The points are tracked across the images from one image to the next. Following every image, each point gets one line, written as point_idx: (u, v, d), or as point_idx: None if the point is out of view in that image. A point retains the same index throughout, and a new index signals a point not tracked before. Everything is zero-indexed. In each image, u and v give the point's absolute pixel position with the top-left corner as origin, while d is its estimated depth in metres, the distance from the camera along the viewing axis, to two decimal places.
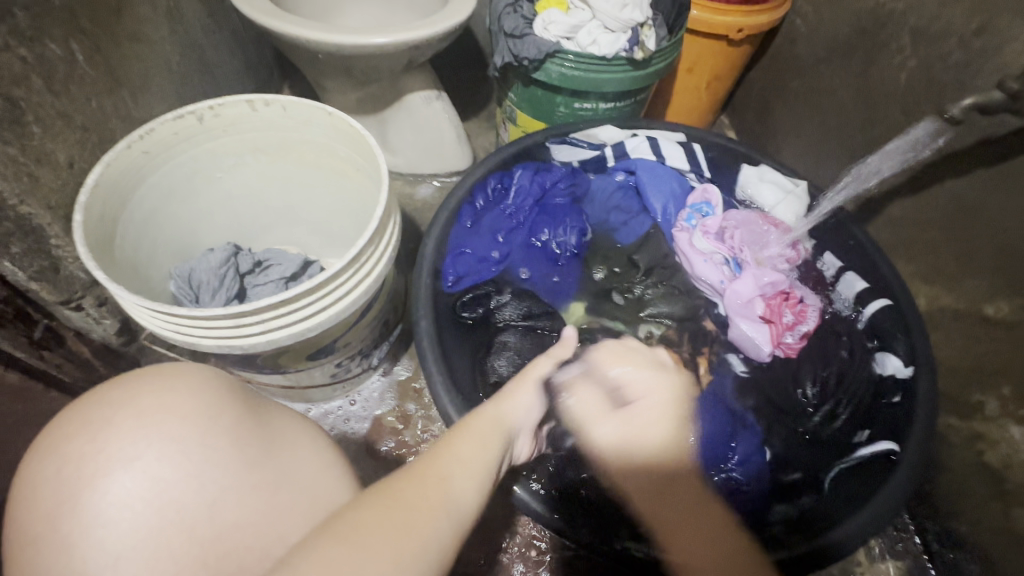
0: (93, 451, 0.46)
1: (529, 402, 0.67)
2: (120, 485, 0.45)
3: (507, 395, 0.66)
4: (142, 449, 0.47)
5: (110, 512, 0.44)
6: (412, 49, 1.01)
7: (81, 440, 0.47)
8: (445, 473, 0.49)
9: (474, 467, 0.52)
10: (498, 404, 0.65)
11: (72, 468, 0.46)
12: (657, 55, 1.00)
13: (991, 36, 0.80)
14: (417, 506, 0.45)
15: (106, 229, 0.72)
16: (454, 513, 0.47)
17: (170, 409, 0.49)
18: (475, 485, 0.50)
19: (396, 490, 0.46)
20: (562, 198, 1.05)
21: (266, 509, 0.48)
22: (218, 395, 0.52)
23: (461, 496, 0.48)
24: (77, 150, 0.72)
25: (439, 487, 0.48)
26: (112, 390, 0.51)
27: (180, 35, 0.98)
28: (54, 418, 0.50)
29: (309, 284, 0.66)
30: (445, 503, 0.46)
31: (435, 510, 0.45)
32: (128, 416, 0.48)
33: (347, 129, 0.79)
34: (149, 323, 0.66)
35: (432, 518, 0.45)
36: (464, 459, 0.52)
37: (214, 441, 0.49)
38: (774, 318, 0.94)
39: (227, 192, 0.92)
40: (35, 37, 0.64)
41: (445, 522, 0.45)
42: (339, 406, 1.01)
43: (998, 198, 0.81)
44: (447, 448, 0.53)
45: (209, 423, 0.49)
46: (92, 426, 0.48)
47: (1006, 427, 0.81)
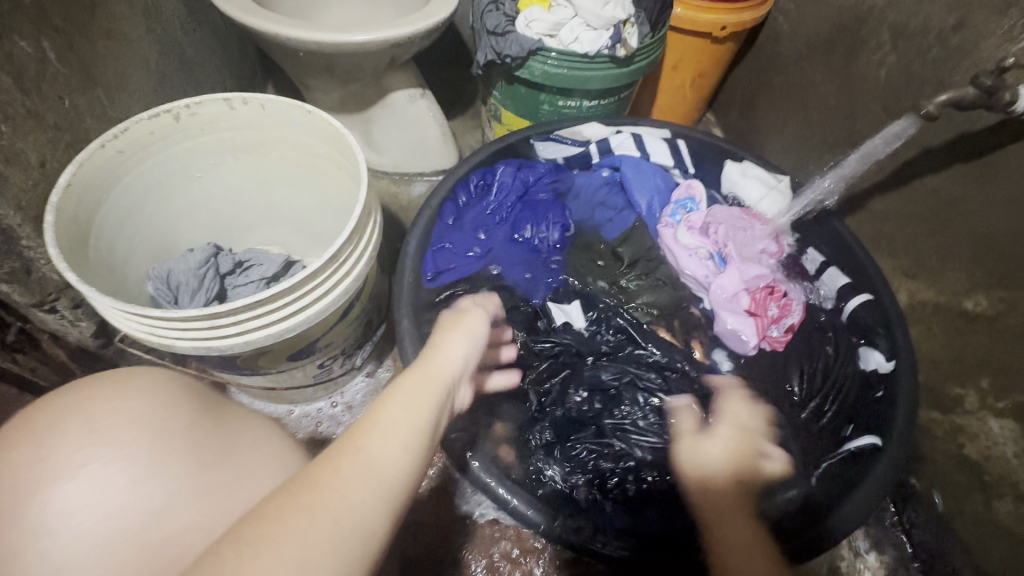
0: (35, 459, 0.45)
1: (464, 345, 0.62)
2: (66, 492, 0.44)
3: (434, 357, 0.58)
4: (88, 455, 0.45)
5: (57, 521, 0.43)
6: (394, 47, 1.00)
7: (24, 450, 0.46)
8: (362, 442, 0.43)
9: (403, 428, 0.46)
10: (427, 357, 0.57)
11: (14, 479, 0.44)
12: (638, 54, 1.00)
13: (968, 32, 0.81)
14: (327, 485, 0.39)
15: (80, 230, 0.71)
16: (376, 477, 0.41)
17: (120, 415, 0.48)
18: (403, 449, 0.44)
19: (305, 473, 0.40)
20: (546, 193, 1.05)
21: (217, 506, 0.46)
22: (171, 397, 0.51)
23: (385, 464, 0.42)
24: (48, 149, 0.70)
25: (355, 455, 0.42)
26: (62, 397, 0.50)
27: (157, 32, 0.96)
28: (0, 432, 0.49)
29: (287, 284, 0.66)
30: (364, 468, 0.41)
31: (351, 477, 0.40)
32: (75, 424, 0.47)
33: (326, 127, 0.78)
34: (123, 325, 0.65)
35: (348, 489, 0.39)
36: (388, 425, 0.45)
37: (167, 445, 0.48)
38: (758, 312, 0.94)
39: (206, 192, 0.91)
40: (2, 34, 0.63)
41: (365, 487, 0.40)
42: (321, 407, 1.00)
43: (976, 193, 0.82)
44: (367, 415, 0.46)
45: (164, 426, 0.49)
46: (37, 434, 0.47)
47: (985, 420, 0.82)
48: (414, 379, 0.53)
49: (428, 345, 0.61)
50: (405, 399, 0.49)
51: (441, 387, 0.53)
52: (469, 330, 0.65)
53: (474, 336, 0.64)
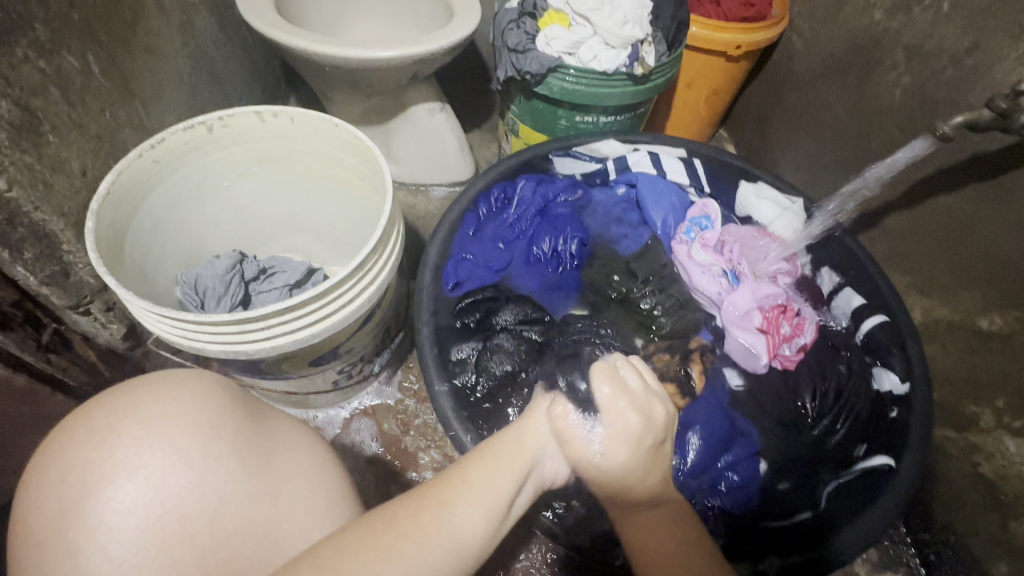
0: (97, 458, 0.46)
1: (558, 445, 0.53)
2: (125, 491, 0.45)
3: (529, 421, 0.54)
4: (146, 457, 0.47)
5: (116, 519, 0.44)
6: (417, 62, 1.04)
7: (86, 447, 0.47)
8: (447, 497, 0.44)
9: (488, 493, 0.46)
10: (522, 427, 0.53)
11: (78, 475, 0.46)
12: (655, 71, 1.02)
13: (982, 55, 0.82)
14: (409, 533, 0.41)
15: (116, 235, 0.73)
16: (454, 544, 0.42)
17: (174, 417, 0.49)
18: (482, 512, 0.45)
19: (392, 513, 0.43)
20: (563, 209, 1.08)
21: (264, 515, 0.48)
22: (222, 401, 0.52)
23: (467, 531, 0.43)
24: (90, 158, 0.73)
25: (438, 513, 0.43)
26: (116, 397, 0.50)
27: (191, 47, 1.00)
28: (54, 431, 0.50)
29: (315, 291, 0.68)
30: (444, 529, 0.42)
31: (429, 536, 0.41)
32: (132, 424, 0.48)
33: (353, 141, 0.81)
34: (155, 327, 0.67)
35: (424, 544, 0.41)
36: (477, 489, 0.46)
37: (217, 450, 0.49)
38: (770, 330, 0.95)
39: (233, 200, 0.94)
40: (53, 49, 0.66)
41: (440, 551, 0.41)
42: (332, 412, 1.02)
43: (990, 212, 0.83)
44: (456, 473, 0.47)
45: (213, 432, 0.49)
46: (98, 433, 0.48)
47: (1001, 439, 0.82)
48: (509, 447, 0.51)
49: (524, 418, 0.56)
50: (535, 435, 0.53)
51: (526, 463, 0.51)
52: (568, 437, 0.52)
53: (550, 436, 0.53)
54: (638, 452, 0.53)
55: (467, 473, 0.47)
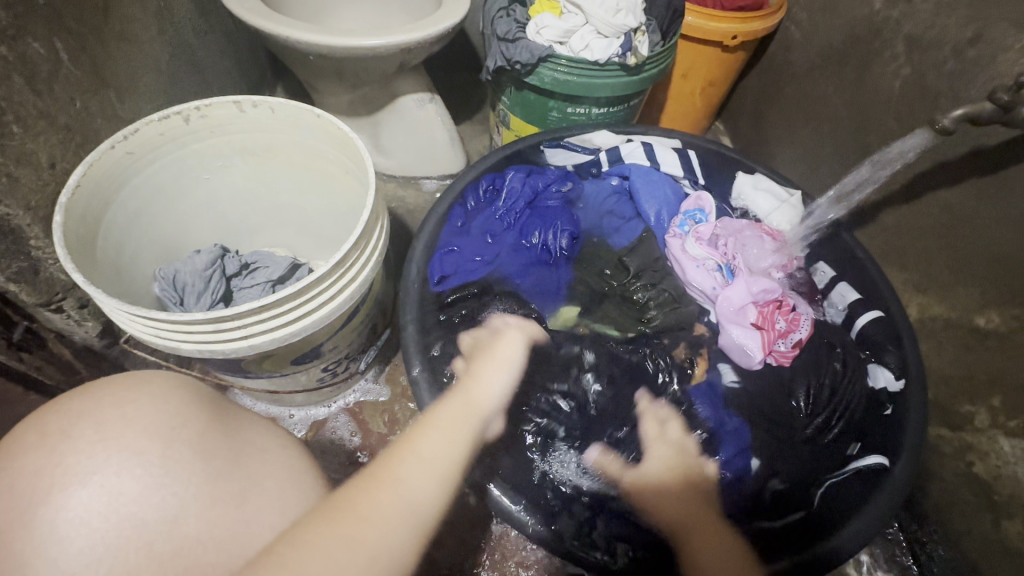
0: (48, 465, 0.44)
1: (501, 381, 0.65)
2: (78, 499, 0.43)
3: (472, 382, 0.62)
4: (102, 462, 0.44)
5: (68, 528, 0.42)
6: (405, 51, 1.00)
7: (37, 453, 0.45)
8: (398, 474, 0.46)
9: (435, 460, 0.49)
10: (465, 391, 0.60)
11: (28, 483, 0.44)
12: (650, 61, 0.99)
13: (984, 46, 0.80)
14: (369, 518, 0.42)
15: (88, 229, 0.71)
16: (410, 511, 0.44)
17: (132, 420, 0.47)
18: (436, 480, 0.47)
19: (350, 497, 0.43)
20: (555, 199, 1.05)
21: (230, 521, 0.46)
22: (184, 404, 0.50)
23: (423, 503, 0.45)
24: (59, 150, 0.71)
25: (391, 488, 0.45)
26: (74, 401, 0.48)
27: (169, 34, 0.97)
28: (5, 438, 0.48)
29: (294, 289, 0.65)
30: (400, 503, 0.44)
31: (389, 516, 0.43)
32: (87, 429, 0.46)
33: (335, 132, 0.78)
34: (127, 326, 0.65)
35: (385, 527, 0.42)
36: (428, 459, 0.49)
37: (177, 453, 0.46)
38: (765, 325, 0.93)
39: (213, 192, 0.91)
40: (16, 35, 0.63)
41: (401, 525, 0.43)
42: (314, 411, 0.99)
43: (989, 208, 0.81)
44: (404, 444, 0.50)
45: (174, 434, 0.47)
46: (50, 438, 0.45)
47: (996, 439, 0.80)
48: (450, 410, 0.56)
49: (467, 375, 0.65)
50: (496, 369, 0.66)
51: (472, 426, 0.56)
52: (503, 363, 0.67)
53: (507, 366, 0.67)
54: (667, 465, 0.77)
55: (414, 445, 0.50)
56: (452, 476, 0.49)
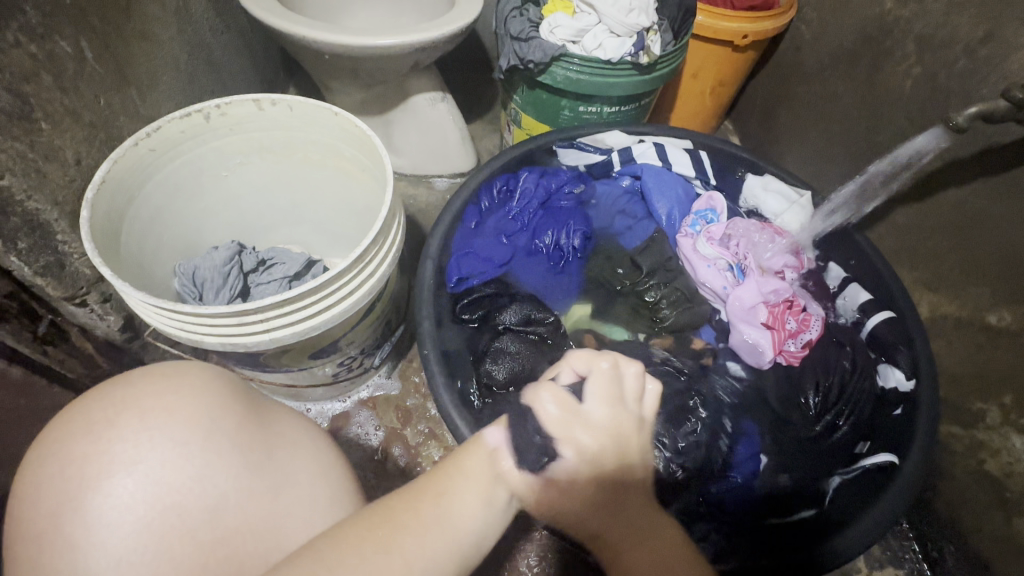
0: (95, 452, 0.45)
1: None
2: (124, 486, 0.44)
3: None
4: (145, 451, 0.46)
5: (114, 514, 0.43)
6: (419, 51, 1.02)
7: (84, 440, 0.46)
8: (444, 489, 0.44)
9: (490, 481, 0.46)
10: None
11: (75, 469, 0.45)
12: (662, 61, 1.00)
13: (996, 46, 0.81)
14: (406, 528, 0.41)
15: (112, 226, 0.72)
16: (452, 536, 0.42)
17: (173, 411, 0.48)
18: (488, 506, 0.45)
19: (389, 507, 0.43)
20: (568, 200, 1.07)
21: (267, 512, 0.47)
22: (224, 396, 0.51)
23: (466, 531, 0.43)
24: (84, 147, 0.72)
25: (436, 507, 0.43)
26: (117, 389, 0.49)
27: (188, 34, 0.98)
28: (49, 427, 0.49)
29: (316, 284, 0.67)
30: (443, 523, 0.42)
31: (428, 529, 0.42)
32: (132, 418, 0.47)
33: (354, 130, 0.79)
34: (153, 320, 0.66)
35: (422, 538, 0.41)
36: (481, 481, 0.46)
37: (217, 445, 0.47)
38: (776, 325, 0.93)
39: (232, 190, 0.92)
40: (45, 34, 0.65)
41: (438, 542, 0.41)
42: (329, 407, 1.01)
43: (1001, 206, 0.82)
44: (456, 461, 0.47)
45: (214, 425, 0.48)
46: (96, 426, 0.47)
47: (1008, 436, 0.81)
48: None
49: None
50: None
51: None
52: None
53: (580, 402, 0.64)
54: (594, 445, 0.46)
55: (468, 460, 0.48)
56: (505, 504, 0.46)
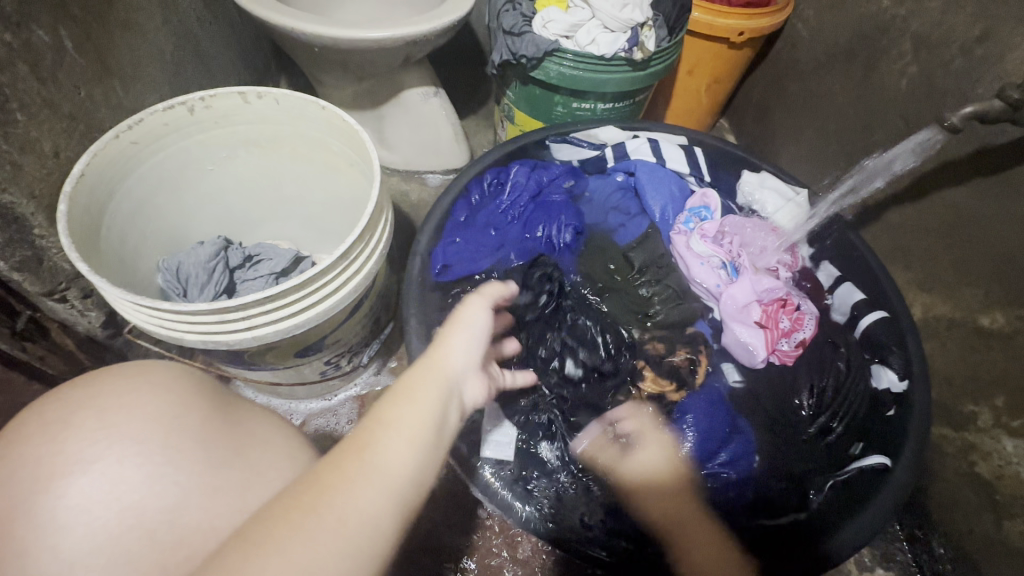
0: (48, 453, 0.44)
1: (466, 341, 0.53)
2: (79, 487, 0.43)
3: (437, 342, 0.52)
4: (101, 451, 0.45)
5: (67, 516, 0.42)
6: (410, 44, 1.00)
7: (38, 442, 0.45)
8: (366, 440, 0.40)
9: (413, 425, 0.43)
10: (430, 351, 0.51)
11: (29, 471, 0.44)
12: (656, 57, 0.99)
13: (993, 44, 0.80)
14: (330, 489, 0.37)
15: (92, 220, 0.70)
16: (384, 482, 0.39)
17: (132, 408, 0.47)
18: (414, 446, 0.42)
19: (309, 475, 0.38)
20: (559, 195, 1.05)
21: (236, 510, 0.45)
22: (185, 393, 0.50)
23: (397, 476, 0.40)
24: (63, 139, 0.70)
25: (361, 459, 0.39)
26: (74, 390, 0.49)
27: (174, 24, 0.96)
28: (4, 430, 0.48)
29: (298, 280, 0.65)
30: (369, 471, 0.39)
31: (359, 482, 0.38)
32: (88, 417, 0.46)
33: (340, 124, 0.78)
34: (131, 316, 0.65)
35: (352, 494, 0.37)
36: (402, 425, 0.42)
37: (177, 441, 0.46)
38: (770, 325, 0.93)
39: (217, 183, 0.91)
40: (20, 22, 0.63)
41: (374, 492, 0.38)
42: (316, 405, 0.99)
43: (996, 207, 0.81)
44: (372, 414, 0.43)
45: (175, 423, 0.47)
46: (50, 427, 0.46)
47: (998, 438, 0.81)
48: (421, 372, 0.48)
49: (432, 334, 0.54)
50: (457, 329, 0.54)
51: (445, 384, 0.48)
52: (465, 324, 0.55)
53: (472, 332, 0.55)
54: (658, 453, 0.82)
55: (384, 411, 0.43)
56: (432, 439, 0.43)
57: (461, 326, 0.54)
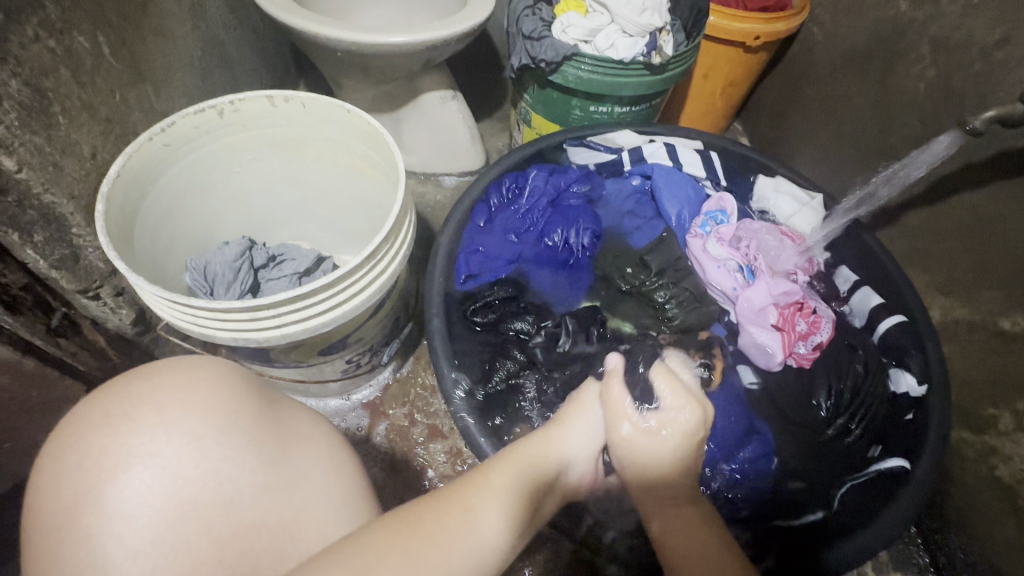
0: (112, 445, 0.46)
1: (580, 427, 0.63)
2: (141, 480, 0.44)
3: (555, 428, 0.61)
4: (162, 444, 0.46)
5: (132, 506, 0.44)
6: (431, 49, 1.02)
7: (101, 434, 0.46)
8: (471, 502, 0.45)
9: (509, 497, 0.47)
10: (546, 436, 0.60)
11: (92, 462, 0.45)
12: (674, 61, 1.00)
13: (1014, 48, 0.80)
14: (435, 537, 0.41)
15: (126, 220, 0.72)
16: (477, 546, 0.42)
17: (189, 405, 0.48)
18: (504, 513, 0.45)
19: (416, 514, 0.42)
20: (577, 199, 1.06)
21: (281, 506, 0.47)
22: (237, 392, 0.51)
23: (487, 541, 0.42)
24: (100, 141, 0.72)
25: (462, 515, 0.43)
26: (134, 383, 0.49)
27: (202, 29, 0.99)
28: (67, 418, 0.49)
29: (327, 279, 0.67)
30: (467, 531, 0.42)
31: (454, 541, 0.41)
32: (148, 412, 0.47)
33: (365, 127, 0.79)
34: (165, 313, 0.67)
35: (450, 547, 0.40)
36: (501, 496, 0.47)
37: (233, 438, 0.48)
38: (786, 326, 0.93)
39: (243, 186, 0.93)
40: (64, 29, 0.65)
41: (465, 556, 0.40)
42: (334, 403, 1.01)
43: (1017, 210, 0.81)
44: (478, 477, 0.48)
45: (231, 420, 0.49)
46: (111, 419, 0.47)
47: (1019, 442, 0.80)
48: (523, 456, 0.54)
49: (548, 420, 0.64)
50: (579, 414, 0.64)
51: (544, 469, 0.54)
52: (589, 411, 0.65)
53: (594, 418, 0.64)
54: (688, 438, 0.61)
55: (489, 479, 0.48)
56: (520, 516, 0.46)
57: (585, 413, 0.64)
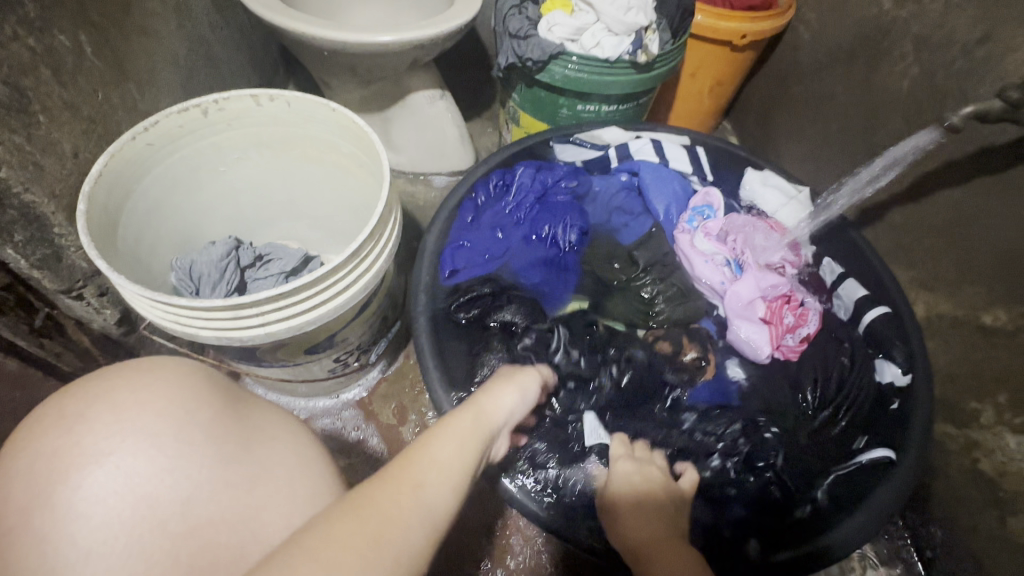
0: (65, 446, 0.46)
1: (508, 402, 0.63)
2: (95, 480, 0.44)
3: (484, 401, 0.61)
4: (116, 444, 0.46)
5: (85, 507, 0.43)
6: (418, 48, 1.02)
7: (56, 434, 0.46)
8: (418, 477, 0.44)
9: (453, 466, 0.48)
10: (478, 405, 0.60)
11: (45, 463, 0.45)
12: (660, 60, 1.01)
13: (993, 46, 0.81)
14: (390, 514, 0.40)
15: (110, 219, 0.72)
16: (428, 516, 0.42)
17: (146, 403, 0.48)
18: (450, 483, 0.46)
19: (366, 495, 0.41)
20: (564, 195, 1.06)
21: (243, 503, 0.47)
22: (196, 390, 0.51)
23: (434, 508, 0.43)
24: (83, 140, 0.72)
25: (413, 491, 0.42)
26: (90, 384, 0.50)
27: (187, 29, 0.98)
28: (22, 423, 0.49)
29: (311, 277, 0.67)
30: (420, 505, 0.42)
31: (408, 512, 0.41)
32: (102, 411, 0.47)
33: (351, 125, 0.79)
34: (148, 312, 0.66)
35: (405, 522, 0.40)
36: (446, 465, 0.47)
37: (191, 435, 0.48)
38: (774, 320, 0.94)
39: (229, 184, 0.92)
40: (43, 28, 0.65)
41: (418, 523, 0.40)
42: (322, 403, 1.01)
43: (998, 206, 0.82)
44: (420, 451, 0.47)
45: (189, 418, 0.49)
46: (67, 420, 0.47)
47: (1001, 435, 0.81)
48: (463, 423, 0.55)
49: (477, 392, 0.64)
50: (507, 390, 0.65)
51: (483, 435, 0.56)
52: (514, 387, 0.66)
53: (523, 395, 0.66)
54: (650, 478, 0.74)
55: (431, 450, 0.48)
56: (464, 482, 0.47)
57: (517, 389, 0.66)
